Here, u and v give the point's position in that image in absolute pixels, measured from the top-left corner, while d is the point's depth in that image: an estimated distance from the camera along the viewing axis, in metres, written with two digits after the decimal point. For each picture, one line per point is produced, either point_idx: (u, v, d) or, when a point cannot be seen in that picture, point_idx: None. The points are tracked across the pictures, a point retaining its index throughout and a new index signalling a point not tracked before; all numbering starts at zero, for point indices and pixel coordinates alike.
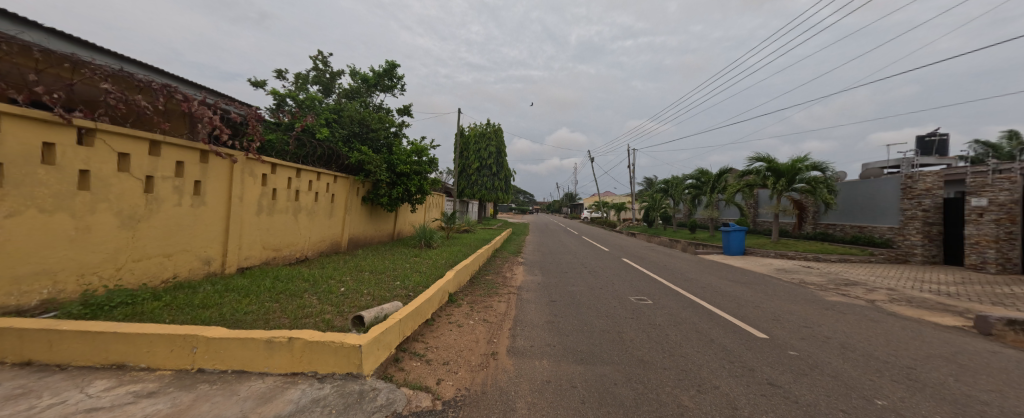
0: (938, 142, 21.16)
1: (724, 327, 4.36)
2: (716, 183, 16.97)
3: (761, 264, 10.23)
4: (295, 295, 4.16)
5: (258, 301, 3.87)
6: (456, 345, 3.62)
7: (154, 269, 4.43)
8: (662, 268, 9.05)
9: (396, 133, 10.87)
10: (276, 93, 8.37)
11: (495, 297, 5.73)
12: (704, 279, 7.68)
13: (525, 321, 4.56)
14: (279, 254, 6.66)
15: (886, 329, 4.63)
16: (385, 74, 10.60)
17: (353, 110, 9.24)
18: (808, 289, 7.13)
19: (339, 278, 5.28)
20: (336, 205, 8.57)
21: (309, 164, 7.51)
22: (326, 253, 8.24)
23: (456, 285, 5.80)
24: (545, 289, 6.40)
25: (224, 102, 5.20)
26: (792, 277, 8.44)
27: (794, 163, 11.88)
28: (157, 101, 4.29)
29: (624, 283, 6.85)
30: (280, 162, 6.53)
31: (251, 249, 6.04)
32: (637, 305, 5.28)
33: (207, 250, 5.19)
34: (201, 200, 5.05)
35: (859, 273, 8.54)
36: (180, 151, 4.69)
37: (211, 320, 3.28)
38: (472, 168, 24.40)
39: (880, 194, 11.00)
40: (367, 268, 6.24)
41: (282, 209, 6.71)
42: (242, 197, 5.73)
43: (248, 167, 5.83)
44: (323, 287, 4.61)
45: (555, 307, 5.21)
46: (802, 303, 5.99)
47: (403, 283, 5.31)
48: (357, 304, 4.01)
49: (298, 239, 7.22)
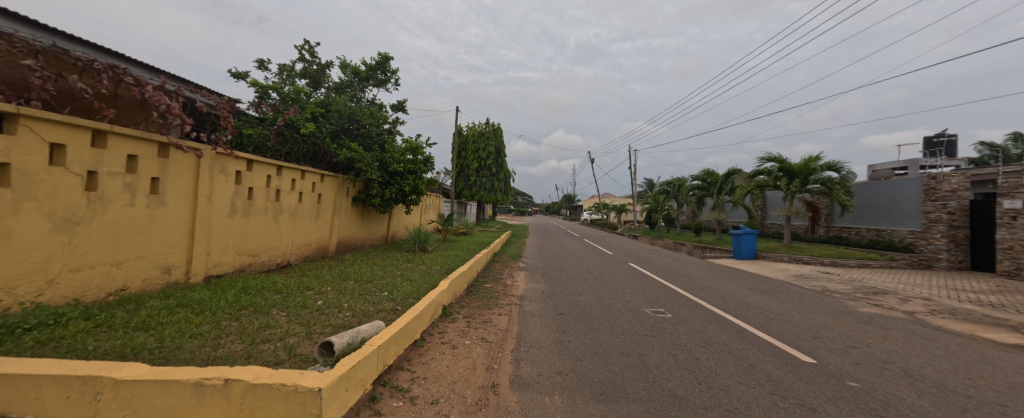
0: (946, 142, 20.74)
1: (761, 348, 3.75)
2: (723, 185, 16.44)
3: (777, 270, 9.64)
4: (261, 311, 3.53)
5: (213, 320, 3.22)
6: (448, 374, 2.99)
7: (98, 280, 3.78)
8: (674, 274, 8.42)
9: (389, 130, 10.28)
10: (259, 84, 7.68)
11: (495, 310, 5.09)
12: (722, 288, 7.06)
13: (529, 340, 3.94)
14: (256, 260, 6.04)
15: (943, 349, 4.03)
16: (378, 67, 10.04)
17: (343, 104, 8.61)
18: (836, 299, 6.53)
19: (319, 289, 4.64)
20: (323, 205, 7.95)
21: (292, 162, 6.89)
22: (311, 258, 7.61)
23: (451, 297, 5.18)
24: (550, 299, 5.78)
25: (189, 90, 4.59)
26: (814, 285, 7.84)
27: (808, 162, 11.34)
28: (100, 83, 3.66)
29: (636, 293, 6.23)
30: (257, 158, 5.90)
31: (223, 255, 5.42)
32: (656, 320, 4.66)
33: (167, 257, 4.55)
34: (160, 200, 4.42)
35: (884, 281, 7.97)
36: (132, 144, 4.06)
37: (145, 348, 2.62)
38: (471, 169, 23.72)
39: (899, 195, 10.47)
40: (353, 276, 5.62)
41: (261, 210, 6.10)
42: (211, 197, 5.10)
43: (219, 163, 5.20)
44: (297, 301, 3.97)
45: (563, 322, 4.60)
46: (836, 316, 5.39)
47: (390, 295, 4.68)
48: (333, 323, 3.37)
49: (278, 243, 6.60)
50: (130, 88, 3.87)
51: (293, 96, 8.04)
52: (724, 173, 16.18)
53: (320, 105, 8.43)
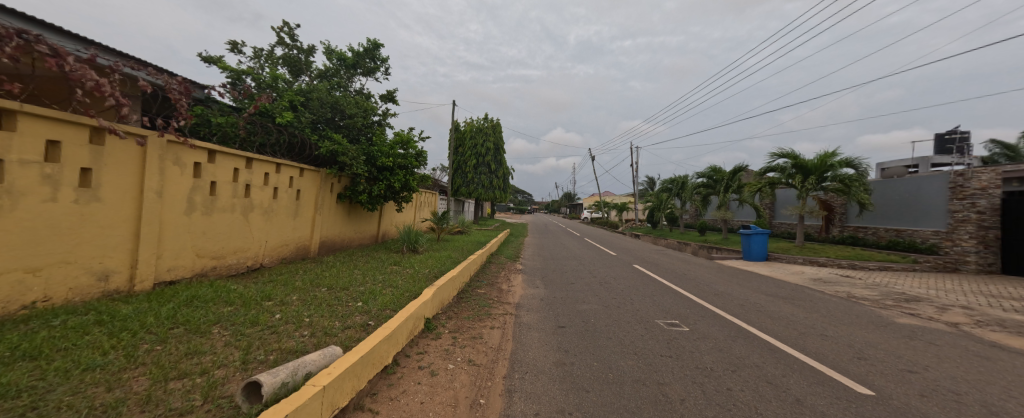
0: (959, 139, 20.14)
1: (804, 375, 3.12)
2: (730, 182, 15.77)
3: (792, 273, 8.99)
4: (198, 331, 2.89)
5: (128, 344, 2.58)
6: (421, 416, 2.34)
7: (6, 292, 3.13)
8: (684, 278, 7.75)
9: (378, 122, 9.58)
10: (230, 69, 6.95)
11: (486, 322, 4.44)
12: (739, 294, 6.40)
13: (524, 363, 3.30)
14: (220, 263, 5.40)
15: (1015, 373, 3.41)
16: (366, 54, 9.22)
17: (325, 93, 7.87)
18: (866, 307, 5.90)
19: (281, 299, 3.98)
20: (303, 202, 7.30)
21: (264, 154, 6.22)
22: (288, 260, 6.98)
23: (437, 307, 4.53)
24: (550, 308, 5.14)
25: (127, 66, 3.92)
26: (836, 290, 7.20)
27: (824, 158, 10.71)
28: (5, 52, 3.00)
29: (646, 300, 5.59)
30: (221, 148, 5.23)
31: (179, 259, 4.78)
32: (672, 336, 4.03)
33: (103, 262, 3.89)
34: (93, 194, 3.76)
35: (911, 286, 7.34)
36: (52, 127, 3.39)
37: (14, 388, 1.97)
38: (469, 166, 22.88)
39: (923, 194, 9.85)
40: (326, 282, 4.98)
41: (226, 207, 5.43)
42: (161, 193, 4.44)
43: (170, 153, 4.53)
44: (249, 316, 3.32)
45: (565, 337, 3.97)
46: (873, 328, 4.75)
47: (364, 306, 4.03)
48: (282, 347, 2.71)
49: (248, 243, 5.96)
50: (46, 60, 3.22)
51: (269, 82, 7.30)
52: (731, 170, 15.53)
53: (300, 93, 7.69)
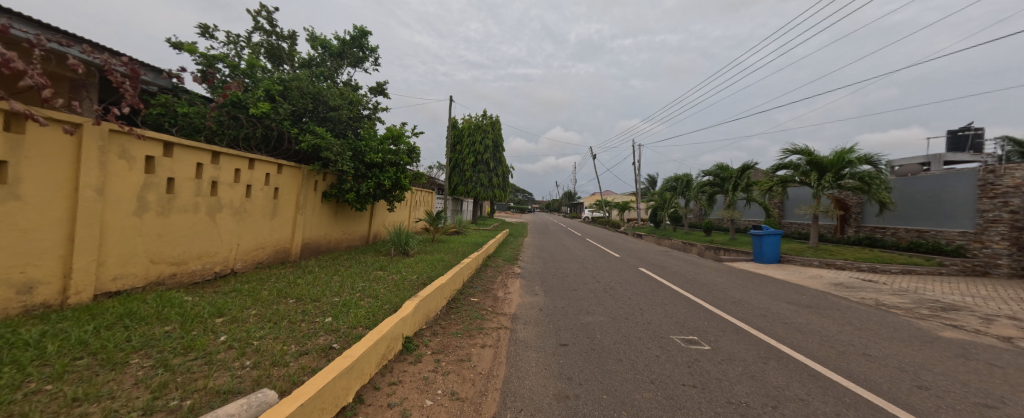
0: (973, 136, 19.61)
1: (862, 413, 2.54)
2: (738, 180, 15.12)
3: (810, 277, 8.38)
4: (109, 364, 2.30)
5: (4, 384, 1.98)
6: None
7: None
8: (695, 283, 7.13)
9: (367, 116, 9.00)
10: (201, 56, 6.37)
11: (476, 340, 3.85)
12: (758, 302, 5.80)
13: (520, 396, 2.71)
14: (180, 270, 4.82)
15: None
16: (353, 42, 8.64)
17: (306, 82, 7.17)
18: (901, 317, 5.31)
19: (234, 314, 3.39)
20: (281, 201, 6.73)
21: (235, 149, 5.65)
22: (265, 264, 6.42)
23: (419, 322, 3.94)
24: (550, 321, 4.55)
25: (54, 42, 3.34)
26: (862, 296, 6.61)
27: (841, 154, 10.10)
28: None
29: (657, 311, 5.00)
30: (180, 140, 4.65)
31: (128, 266, 4.20)
32: (692, 357, 3.45)
33: (24, 271, 3.29)
34: (11, 191, 3.18)
35: (943, 291, 6.76)
36: None
37: None
38: (467, 163, 22.24)
39: (949, 193, 9.26)
40: (296, 292, 4.39)
41: (187, 207, 4.86)
42: (103, 191, 3.86)
43: (114, 145, 3.95)
44: (185, 339, 2.75)
45: (567, 360, 3.37)
46: (920, 345, 4.15)
47: (333, 322, 3.45)
48: (209, 386, 2.13)
49: (216, 247, 5.40)
50: None
51: (244, 70, 6.71)
52: (739, 167, 14.91)
53: (279, 82, 7.06)
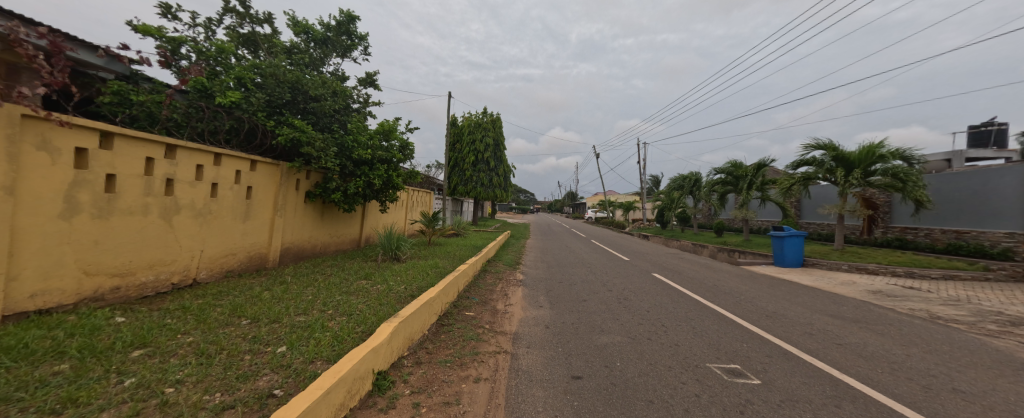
0: (995, 132, 18.78)
1: None
2: (753, 179, 14.33)
3: (841, 283, 7.61)
4: None
5: None
6: None
7: None
8: (718, 292, 6.36)
9: (357, 110, 8.32)
10: (162, 38, 5.68)
11: (469, 371, 3.11)
12: (795, 316, 5.05)
13: None
14: (123, 282, 4.12)
15: None
16: (341, 29, 7.98)
17: (283, 69, 6.48)
18: (969, 334, 4.53)
19: (162, 344, 2.69)
20: (256, 202, 6.05)
21: (199, 143, 4.98)
22: (235, 272, 5.72)
23: (399, 349, 3.21)
24: (558, 343, 3.80)
25: None
26: (909, 307, 5.83)
27: (870, 149, 9.32)
28: None
29: (684, 330, 4.25)
30: (124, 130, 3.96)
31: (53, 279, 3.49)
32: (744, 398, 2.70)
33: None
34: None
35: (999, 301, 5.97)
36: None
37: None
38: (468, 163, 21.52)
39: (993, 191, 8.49)
40: (254, 310, 3.67)
41: (133, 209, 4.17)
42: (15, 190, 3.15)
43: (31, 133, 3.26)
44: (70, 387, 2.04)
45: (584, 401, 2.64)
46: (1014, 374, 3.36)
47: (287, 352, 2.74)
48: None
49: (173, 255, 4.71)
50: None
51: (214, 55, 6.03)
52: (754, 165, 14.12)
53: (253, 70, 6.37)
